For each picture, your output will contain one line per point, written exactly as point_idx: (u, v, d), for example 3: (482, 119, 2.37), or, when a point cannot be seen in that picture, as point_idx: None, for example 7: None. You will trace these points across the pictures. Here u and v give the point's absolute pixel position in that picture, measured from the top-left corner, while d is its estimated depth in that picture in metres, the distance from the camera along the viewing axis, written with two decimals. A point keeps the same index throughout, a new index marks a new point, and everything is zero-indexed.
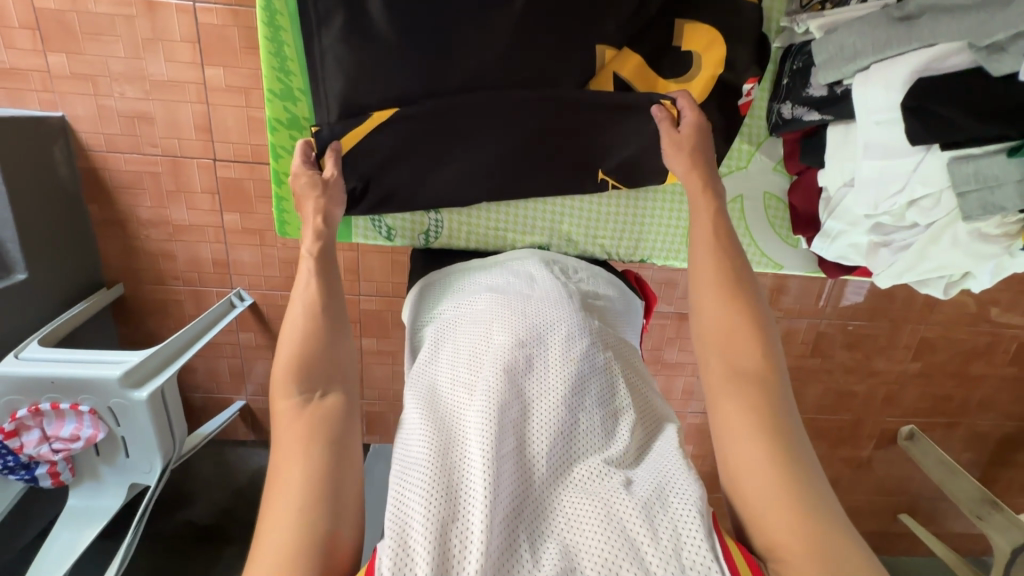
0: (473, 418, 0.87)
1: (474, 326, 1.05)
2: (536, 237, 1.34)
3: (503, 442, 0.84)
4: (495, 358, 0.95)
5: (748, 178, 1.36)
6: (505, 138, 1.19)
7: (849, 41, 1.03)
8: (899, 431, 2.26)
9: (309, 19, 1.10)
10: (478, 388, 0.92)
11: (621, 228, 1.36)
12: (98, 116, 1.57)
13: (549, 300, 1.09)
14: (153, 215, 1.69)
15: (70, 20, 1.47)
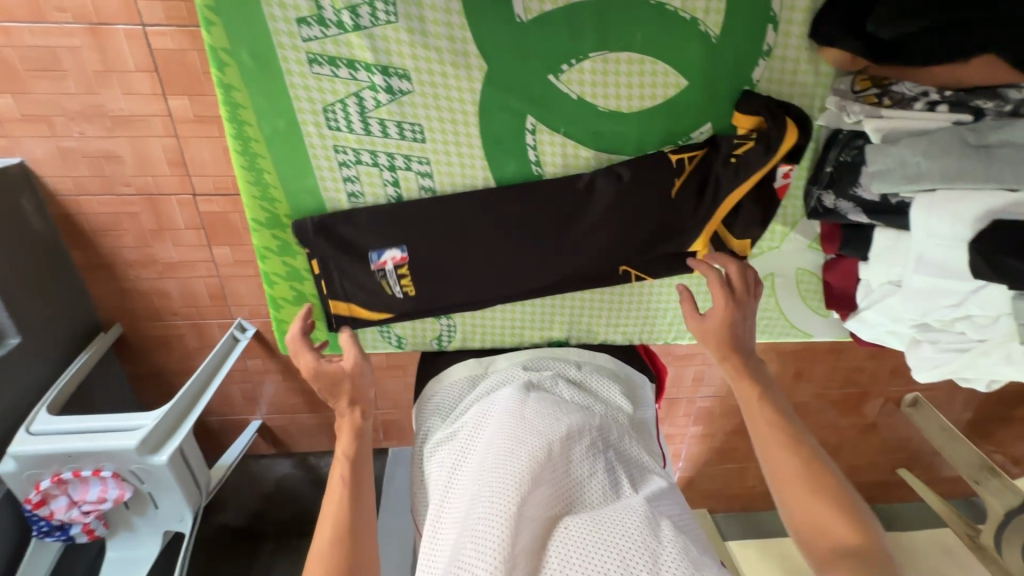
0: (491, 507, 0.89)
1: (483, 425, 1.07)
2: (552, 332, 1.39)
3: (521, 530, 0.85)
4: (501, 457, 0.97)
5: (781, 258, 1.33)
6: (512, 243, 1.20)
7: (911, 156, 0.97)
8: (902, 398, 2.30)
9: (282, 133, 1.09)
10: (492, 479, 0.93)
11: (640, 316, 1.39)
12: (61, 158, 1.44)
13: (554, 403, 1.11)
14: (139, 255, 1.61)
15: (9, 56, 1.30)
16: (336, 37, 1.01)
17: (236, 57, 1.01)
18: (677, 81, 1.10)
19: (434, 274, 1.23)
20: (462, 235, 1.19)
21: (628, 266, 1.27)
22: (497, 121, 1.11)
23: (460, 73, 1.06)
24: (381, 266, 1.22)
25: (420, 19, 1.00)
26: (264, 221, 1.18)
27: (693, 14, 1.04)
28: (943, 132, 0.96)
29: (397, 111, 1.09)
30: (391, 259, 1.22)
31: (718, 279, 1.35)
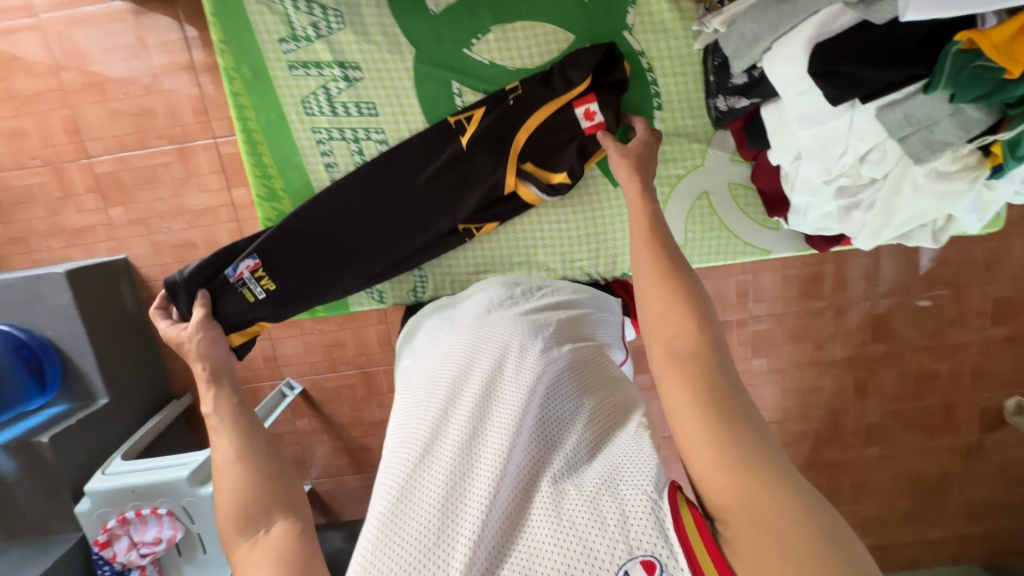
0: (441, 398, 0.68)
1: (458, 314, 0.87)
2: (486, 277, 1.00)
3: (466, 424, 0.63)
4: (439, 355, 0.77)
5: (720, 154, 0.93)
6: (426, 220, 0.93)
7: (750, 24, 0.71)
8: (1003, 407, 1.71)
9: (281, 105, 0.89)
10: (453, 369, 0.72)
11: (589, 238, 0.98)
12: (153, 250, 1.73)
13: (532, 291, 0.90)
14: None
15: (123, 177, 1.66)
16: (307, 39, 0.86)
17: (238, 72, 0.87)
18: (619, 20, 0.87)
19: (303, 279, 0.94)
20: (348, 223, 0.93)
21: (468, 223, 0.94)
22: (426, 91, 0.89)
23: (394, 62, 0.87)
24: (238, 277, 0.93)
25: (359, 5, 0.85)
26: (264, 195, 0.92)
27: None
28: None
29: (358, 98, 0.89)
30: (247, 268, 0.93)
31: (693, 152, 0.93)
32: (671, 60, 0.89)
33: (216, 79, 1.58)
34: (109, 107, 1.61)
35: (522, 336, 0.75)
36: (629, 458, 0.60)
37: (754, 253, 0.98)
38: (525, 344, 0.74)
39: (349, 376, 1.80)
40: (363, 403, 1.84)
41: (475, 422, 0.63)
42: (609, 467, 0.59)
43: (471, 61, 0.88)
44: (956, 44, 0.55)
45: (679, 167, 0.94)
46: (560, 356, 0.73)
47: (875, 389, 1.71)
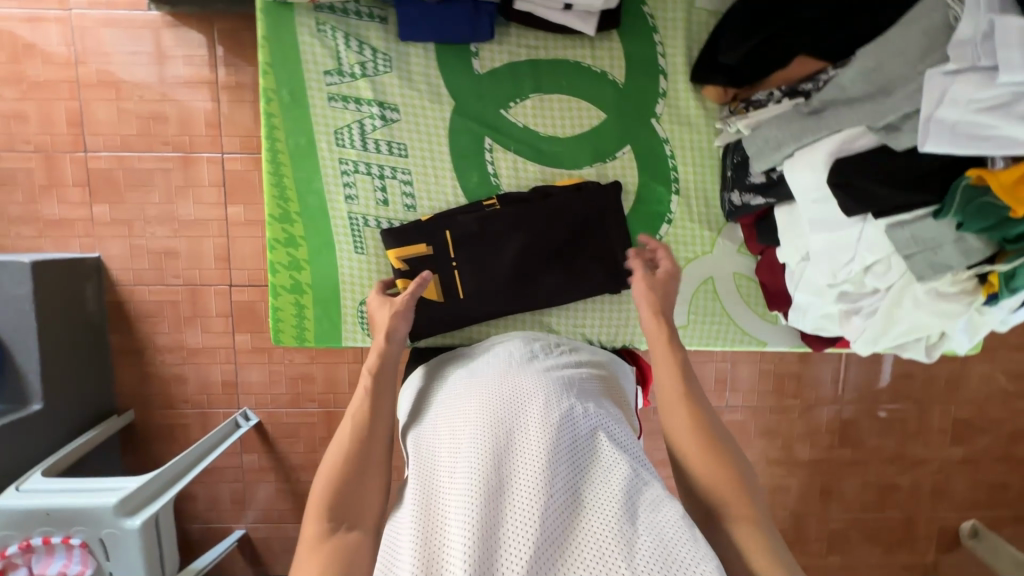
0: (469, 476, 0.63)
1: (475, 367, 0.83)
2: (487, 330, 0.96)
3: (490, 493, 0.60)
4: (462, 418, 0.72)
5: (727, 244, 0.97)
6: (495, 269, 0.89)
7: (775, 132, 0.76)
8: (959, 530, 1.72)
9: (315, 130, 0.89)
10: (478, 431, 0.68)
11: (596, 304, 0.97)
12: (129, 254, 1.65)
13: (551, 347, 0.88)
14: (169, 340, 1.69)
15: (116, 176, 1.62)
16: (352, 75, 0.88)
17: (277, 95, 0.87)
18: (648, 110, 0.92)
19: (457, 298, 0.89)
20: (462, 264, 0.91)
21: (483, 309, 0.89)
22: (458, 141, 0.91)
23: (433, 110, 0.90)
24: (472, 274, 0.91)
25: (409, 55, 0.89)
26: (277, 212, 0.89)
27: (601, 67, 0.91)
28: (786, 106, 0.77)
29: (390, 138, 0.90)
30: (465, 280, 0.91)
31: (703, 239, 0.96)
32: (694, 151, 0.94)
33: (234, 97, 1.58)
34: (119, 106, 1.59)
35: (550, 397, 0.72)
36: (669, 539, 0.58)
37: (750, 341, 0.99)
38: (556, 400, 0.71)
39: (311, 414, 1.70)
40: (320, 445, 1.73)
41: (501, 493, 0.61)
42: (657, 554, 0.57)
43: (507, 122, 0.91)
44: (966, 179, 0.60)
45: (687, 251, 0.97)
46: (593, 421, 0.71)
47: (840, 495, 1.70)
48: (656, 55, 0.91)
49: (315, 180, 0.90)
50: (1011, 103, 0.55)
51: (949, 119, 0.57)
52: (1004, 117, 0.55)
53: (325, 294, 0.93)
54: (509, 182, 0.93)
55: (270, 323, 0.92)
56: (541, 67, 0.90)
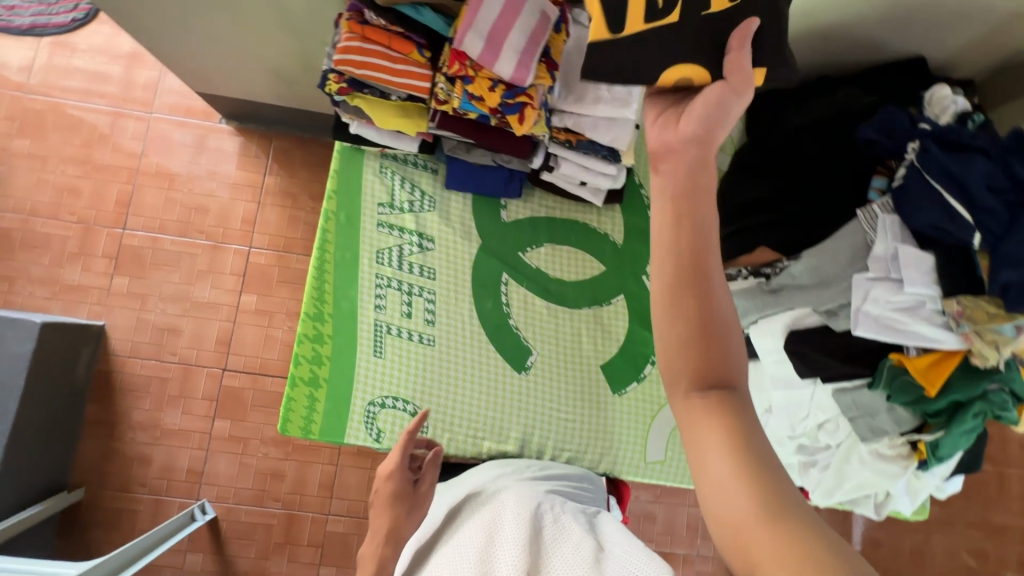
0: None
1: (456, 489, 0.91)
2: (480, 445, 1.02)
3: None
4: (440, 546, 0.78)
5: None
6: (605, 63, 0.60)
7: (742, 301, 0.92)
8: None
9: (361, 247, 1.05)
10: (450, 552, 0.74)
11: (584, 433, 1.04)
12: (134, 326, 1.71)
13: (526, 467, 0.95)
14: (146, 418, 1.67)
15: (145, 253, 1.74)
16: (401, 209, 1.07)
17: (336, 215, 1.04)
18: (640, 268, 1.11)
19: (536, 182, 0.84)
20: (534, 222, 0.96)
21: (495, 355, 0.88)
22: (480, 272, 1.07)
23: (463, 245, 1.07)
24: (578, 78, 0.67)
25: (450, 200, 1.08)
26: (312, 312, 1.01)
27: (604, 230, 1.11)
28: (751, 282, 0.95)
29: (423, 263, 1.06)
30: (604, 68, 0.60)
31: None
32: None
33: (273, 201, 1.78)
34: (168, 194, 1.77)
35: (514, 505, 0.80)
36: None
37: None
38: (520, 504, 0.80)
39: (272, 515, 1.64)
40: (272, 551, 1.64)
41: None
42: None
43: (522, 262, 1.08)
44: (889, 360, 0.77)
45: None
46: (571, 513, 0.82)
47: None
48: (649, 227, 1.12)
49: (351, 288, 1.04)
50: (914, 308, 0.74)
51: (876, 313, 0.74)
52: (914, 318, 0.73)
53: (338, 392, 1.00)
54: (518, 309, 1.07)
55: (280, 414, 0.97)
56: (555, 223, 1.10)
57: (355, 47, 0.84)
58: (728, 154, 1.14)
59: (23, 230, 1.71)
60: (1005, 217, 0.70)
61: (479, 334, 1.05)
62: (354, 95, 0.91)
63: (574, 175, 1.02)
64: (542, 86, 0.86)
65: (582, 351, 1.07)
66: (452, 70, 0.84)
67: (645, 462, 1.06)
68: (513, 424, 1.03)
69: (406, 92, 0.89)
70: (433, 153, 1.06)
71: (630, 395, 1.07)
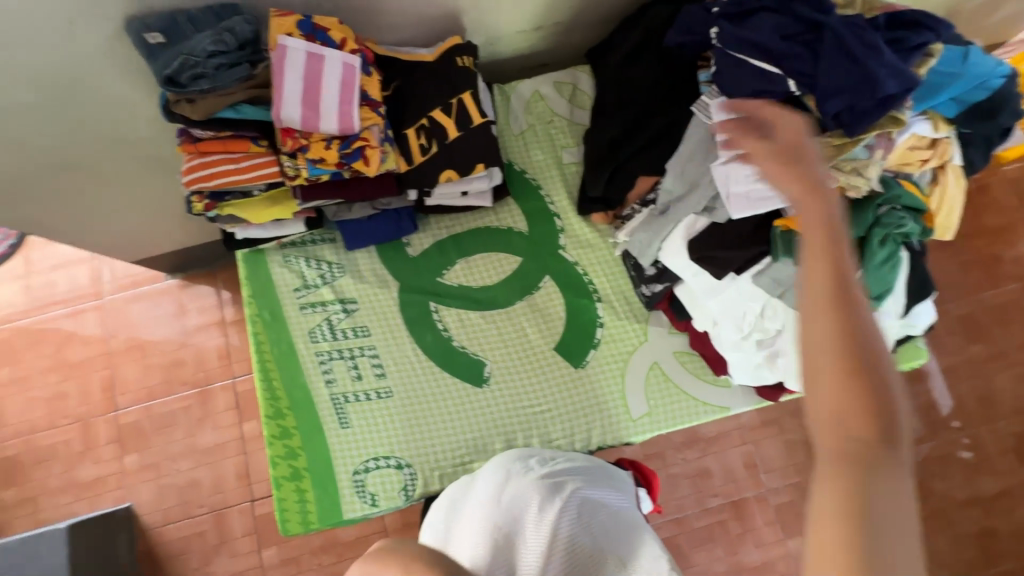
0: None
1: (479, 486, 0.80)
2: (470, 468, 1.02)
3: None
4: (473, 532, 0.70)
5: (654, 335, 1.09)
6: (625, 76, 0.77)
7: (643, 233, 0.94)
8: None
9: (293, 334, 1.08)
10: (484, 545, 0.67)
11: (562, 416, 1.05)
12: (158, 495, 1.72)
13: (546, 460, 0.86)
14: (198, 575, 1.68)
15: (143, 423, 1.77)
16: (316, 286, 1.11)
17: (260, 316, 1.08)
18: (554, 244, 1.13)
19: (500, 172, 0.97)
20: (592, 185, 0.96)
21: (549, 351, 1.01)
22: (409, 310, 1.10)
23: (383, 293, 1.10)
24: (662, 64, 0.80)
25: (356, 258, 1.12)
26: (269, 411, 1.03)
27: (506, 225, 1.14)
28: (644, 213, 0.96)
29: (354, 324, 1.09)
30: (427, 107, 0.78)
31: (635, 331, 1.09)
32: (601, 263, 1.12)
33: (238, 328, 1.83)
34: (145, 362, 1.81)
35: (549, 501, 0.72)
36: None
37: (715, 409, 1.06)
38: (561, 505, 0.72)
39: None
40: None
41: None
42: None
43: (443, 285, 1.11)
44: (778, 229, 0.80)
45: (626, 345, 1.09)
46: (588, 521, 0.72)
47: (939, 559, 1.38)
48: (546, 204, 1.15)
49: (298, 375, 1.06)
50: None
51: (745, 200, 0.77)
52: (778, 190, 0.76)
53: (322, 474, 1.02)
54: (455, 329, 1.09)
55: (276, 517, 0.99)
56: (458, 240, 1.13)
57: (198, 165, 0.90)
58: (590, 110, 1.18)
59: (28, 449, 1.73)
60: (809, 55, 0.71)
61: (429, 366, 1.07)
62: (223, 206, 0.97)
63: (452, 190, 1.05)
64: (376, 125, 0.92)
65: (531, 340, 1.08)
66: (289, 145, 0.88)
67: (632, 419, 1.05)
68: (495, 436, 1.03)
69: (263, 182, 0.93)
70: (323, 224, 1.11)
71: (593, 363, 1.08)
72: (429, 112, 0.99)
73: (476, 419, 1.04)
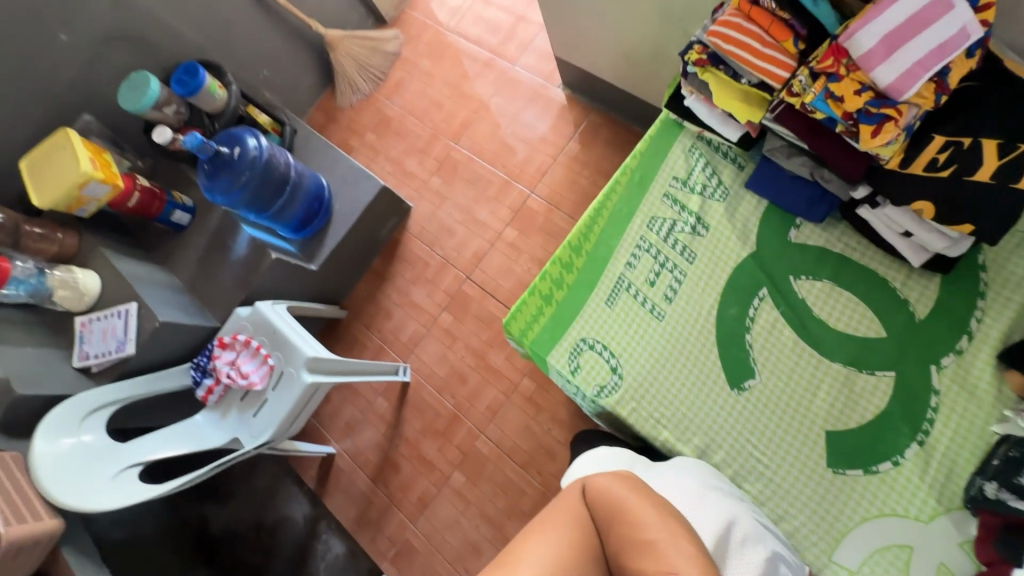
0: None
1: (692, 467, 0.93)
2: (658, 430, 1.01)
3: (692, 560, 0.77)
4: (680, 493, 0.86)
5: (938, 527, 0.86)
6: None
7: None
8: None
9: (640, 208, 1.12)
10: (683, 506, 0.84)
11: (769, 482, 0.95)
12: (428, 217, 1.96)
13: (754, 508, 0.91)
14: (404, 285, 1.93)
15: (461, 167, 1.97)
16: (691, 189, 1.09)
17: (632, 173, 1.13)
18: (932, 356, 0.92)
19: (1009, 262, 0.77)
20: None
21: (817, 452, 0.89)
22: (739, 276, 1.03)
23: (735, 244, 1.05)
24: None
25: (743, 199, 1.06)
26: (573, 242, 1.12)
27: (905, 296, 0.95)
28: None
29: (689, 244, 1.07)
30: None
31: (923, 505, 0.88)
32: (963, 419, 0.89)
33: (566, 162, 1.86)
34: (498, 130, 1.96)
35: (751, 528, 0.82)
36: None
37: None
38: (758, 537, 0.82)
39: (444, 406, 1.76)
40: (432, 434, 1.75)
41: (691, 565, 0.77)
42: None
43: (789, 286, 1.01)
44: None
45: (896, 504, 0.89)
46: (776, 562, 0.81)
47: None
48: (970, 317, 0.91)
49: (615, 238, 1.12)
50: None
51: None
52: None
53: (563, 318, 1.11)
54: (760, 326, 1.00)
55: (512, 310, 1.12)
56: (843, 265, 0.99)
57: (734, 23, 0.88)
58: None
59: (396, 121, 2.07)
60: None
61: (709, 332, 1.02)
62: (708, 70, 0.97)
63: (901, 222, 0.89)
64: (918, 108, 0.78)
65: (812, 403, 0.96)
66: (822, 65, 0.82)
67: (825, 557, 0.91)
68: (701, 432, 0.99)
69: (760, 77, 0.90)
70: (750, 150, 1.06)
71: (847, 479, 0.92)
72: (979, 136, 0.79)
73: (700, 405, 1.00)
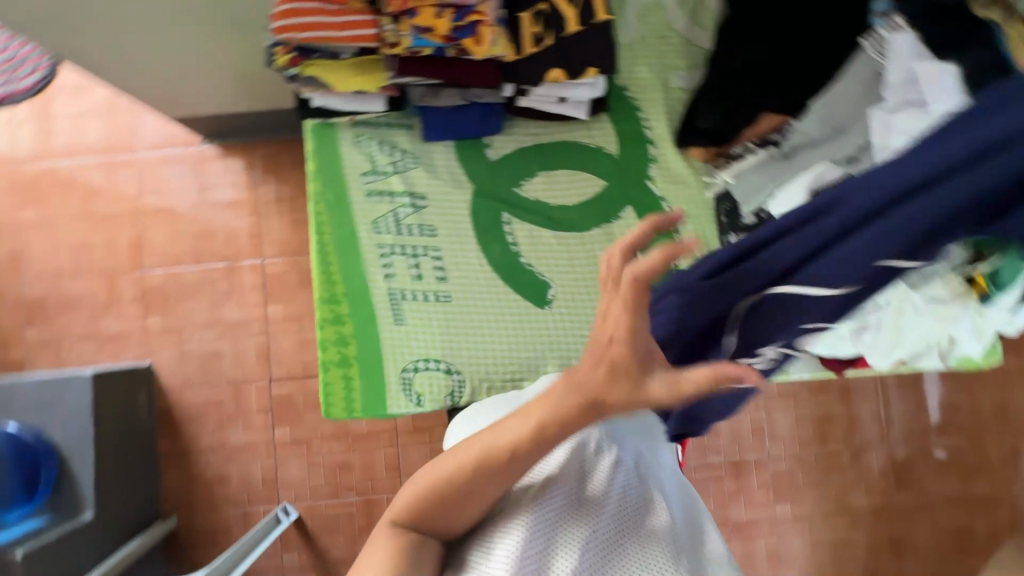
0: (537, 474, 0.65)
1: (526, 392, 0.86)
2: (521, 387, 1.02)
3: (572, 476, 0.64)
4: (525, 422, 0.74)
5: None
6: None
7: (757, 177, 0.90)
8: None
9: (357, 220, 1.03)
10: None
11: None
12: (180, 361, 1.50)
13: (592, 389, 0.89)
14: (215, 440, 1.49)
15: (169, 288, 1.52)
16: (385, 173, 1.04)
17: (324, 196, 1.02)
18: (643, 174, 1.05)
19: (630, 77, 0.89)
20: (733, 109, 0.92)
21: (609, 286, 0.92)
22: (480, 218, 1.04)
23: (456, 194, 1.04)
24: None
25: (432, 151, 1.04)
26: (325, 295, 1.00)
27: (597, 144, 1.06)
28: (761, 154, 0.91)
29: (421, 221, 1.03)
30: None
31: None
32: (689, 202, 1.05)
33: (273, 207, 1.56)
34: (174, 220, 1.53)
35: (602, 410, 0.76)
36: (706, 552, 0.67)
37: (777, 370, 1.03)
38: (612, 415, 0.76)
39: (350, 503, 1.49)
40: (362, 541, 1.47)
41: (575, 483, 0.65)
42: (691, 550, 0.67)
43: (519, 197, 1.05)
44: None
45: None
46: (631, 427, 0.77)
47: (914, 546, 1.38)
48: (643, 129, 1.06)
49: (358, 261, 1.02)
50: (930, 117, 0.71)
51: (675, 318, 0.70)
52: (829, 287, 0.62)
53: (371, 367, 1.01)
54: (523, 245, 1.04)
55: (321, 400, 0.99)
56: (542, 151, 1.05)
57: (291, 10, 0.79)
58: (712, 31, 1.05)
59: (42, 299, 1.51)
60: None
61: (493, 280, 1.03)
62: (306, 65, 0.88)
63: (551, 93, 0.96)
64: (491, 1, 0.82)
65: (600, 270, 1.04)
66: (394, 7, 0.80)
67: None
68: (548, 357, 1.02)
69: (356, 45, 0.85)
70: (402, 108, 1.02)
71: None
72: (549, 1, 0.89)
73: (534, 340, 1.02)
